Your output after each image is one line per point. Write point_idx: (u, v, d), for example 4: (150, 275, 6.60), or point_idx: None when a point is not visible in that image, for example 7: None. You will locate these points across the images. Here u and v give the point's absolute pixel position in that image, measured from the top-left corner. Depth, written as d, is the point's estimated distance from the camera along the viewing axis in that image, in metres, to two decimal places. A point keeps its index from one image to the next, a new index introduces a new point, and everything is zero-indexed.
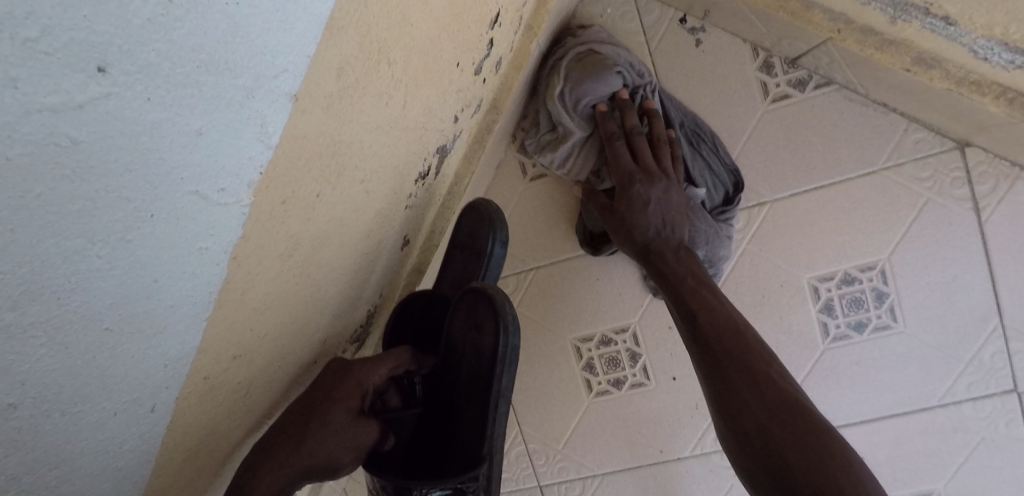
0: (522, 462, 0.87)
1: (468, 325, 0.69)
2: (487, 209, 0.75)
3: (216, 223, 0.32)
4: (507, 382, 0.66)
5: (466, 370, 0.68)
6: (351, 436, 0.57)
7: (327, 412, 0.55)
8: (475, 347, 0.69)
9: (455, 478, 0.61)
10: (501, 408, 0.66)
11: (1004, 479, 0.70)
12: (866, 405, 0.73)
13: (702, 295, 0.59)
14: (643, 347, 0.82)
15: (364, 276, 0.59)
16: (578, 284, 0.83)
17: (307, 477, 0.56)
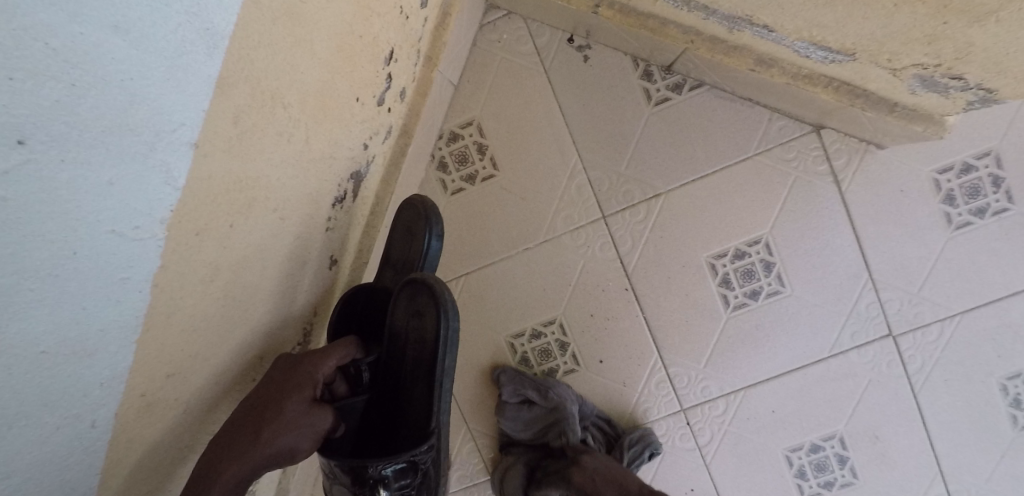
0: (473, 457, 0.96)
1: (409, 313, 0.76)
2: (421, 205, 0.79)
3: (134, 257, 0.37)
4: (450, 361, 0.73)
5: (410, 354, 0.76)
6: (306, 423, 0.64)
7: (282, 401, 0.63)
8: (417, 333, 0.76)
9: (408, 452, 0.70)
10: (446, 385, 0.73)
11: (891, 411, 0.83)
12: (768, 364, 0.85)
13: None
14: (570, 336, 0.89)
15: (292, 294, 0.66)
16: (505, 281, 0.90)
17: (267, 465, 0.62)
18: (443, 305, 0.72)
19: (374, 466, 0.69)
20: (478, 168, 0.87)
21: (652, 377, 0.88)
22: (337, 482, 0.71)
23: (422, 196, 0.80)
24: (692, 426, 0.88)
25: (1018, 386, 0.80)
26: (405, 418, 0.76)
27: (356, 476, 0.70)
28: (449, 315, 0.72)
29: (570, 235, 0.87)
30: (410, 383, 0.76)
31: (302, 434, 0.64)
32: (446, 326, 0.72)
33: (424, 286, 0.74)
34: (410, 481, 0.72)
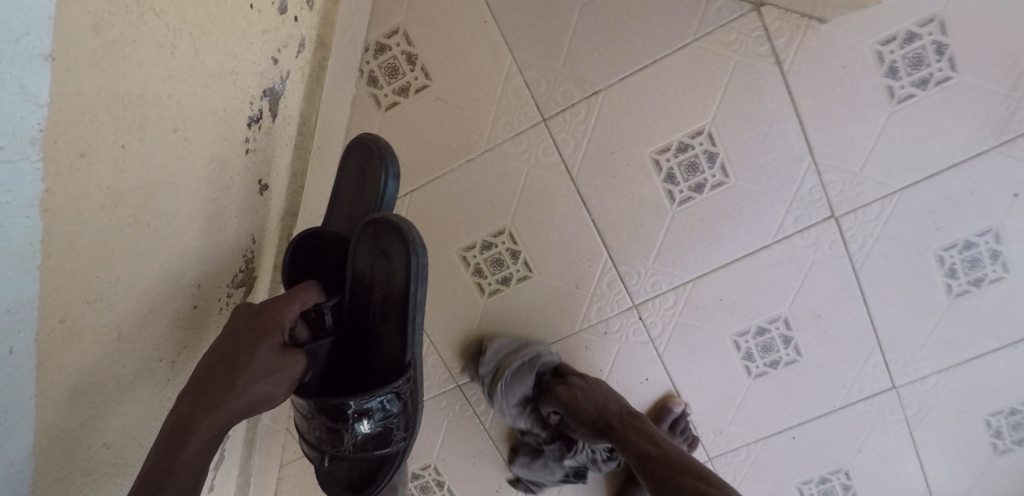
0: (439, 368, 0.98)
1: (374, 252, 0.75)
2: (377, 146, 0.76)
3: (9, 180, 0.36)
4: (421, 295, 0.74)
5: (379, 293, 0.77)
6: (281, 366, 0.65)
7: (250, 350, 0.63)
8: (383, 271, 0.76)
9: (389, 385, 0.74)
10: (419, 318, 0.75)
11: (830, 288, 0.88)
12: (715, 255, 0.87)
13: (630, 429, 0.80)
14: (520, 244, 0.89)
15: (224, 224, 0.63)
16: (448, 196, 0.88)
17: (246, 412, 0.63)
18: (410, 242, 0.72)
19: (357, 401, 0.72)
20: (409, 80, 0.83)
21: (603, 277, 0.89)
22: (316, 423, 0.73)
23: (372, 138, 0.78)
24: (644, 320, 0.91)
25: (953, 255, 0.85)
26: (376, 353, 0.78)
27: (336, 414, 0.73)
28: (417, 251, 0.72)
29: (512, 142, 0.84)
30: (380, 319, 0.78)
31: (279, 380, 0.65)
32: (415, 262, 0.72)
33: (391, 225, 0.73)
34: (393, 412, 0.75)
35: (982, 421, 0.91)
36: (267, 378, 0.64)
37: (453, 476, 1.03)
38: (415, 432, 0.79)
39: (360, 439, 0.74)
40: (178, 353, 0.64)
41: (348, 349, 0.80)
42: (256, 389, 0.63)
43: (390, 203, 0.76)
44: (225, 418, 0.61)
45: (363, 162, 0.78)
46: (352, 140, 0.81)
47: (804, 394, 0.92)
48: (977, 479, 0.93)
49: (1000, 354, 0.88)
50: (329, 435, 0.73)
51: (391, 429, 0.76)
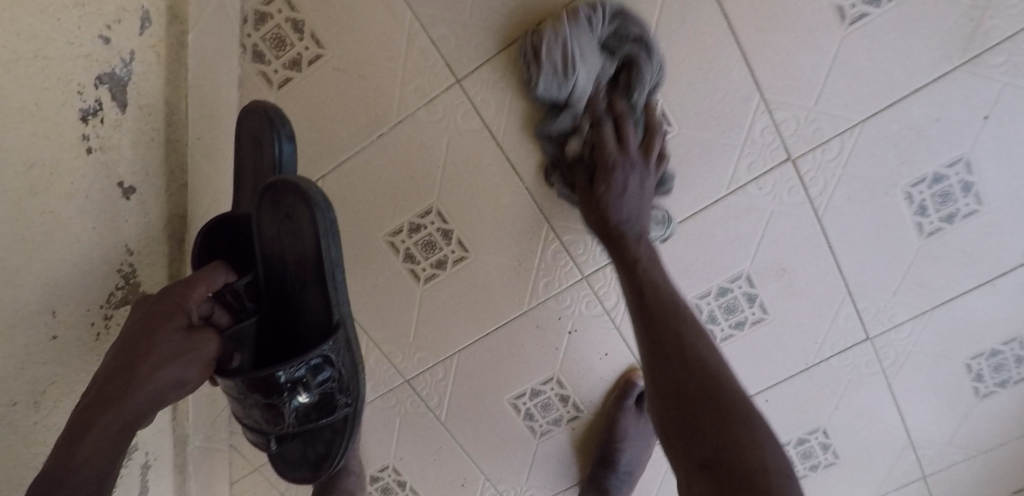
0: (383, 366, 0.89)
1: (276, 217, 0.66)
2: (263, 110, 0.67)
3: None
4: (336, 250, 0.66)
5: (291, 259, 0.69)
6: (190, 350, 0.60)
7: (152, 334, 0.58)
8: (291, 234, 0.67)
9: (318, 349, 0.66)
10: (338, 275, 0.67)
11: (792, 239, 0.80)
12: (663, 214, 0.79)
13: (681, 332, 0.67)
14: (451, 223, 0.80)
15: (72, 235, 0.55)
16: (367, 177, 0.78)
17: (159, 401, 0.60)
18: (309, 198, 0.63)
19: (286, 371, 0.65)
20: (299, 50, 0.71)
21: (547, 248, 0.81)
22: (250, 402, 0.67)
23: (258, 101, 0.68)
24: (597, 292, 0.83)
25: (922, 191, 0.77)
26: (302, 322, 0.70)
27: (267, 388, 0.66)
28: (318, 203, 0.63)
29: (427, 109, 0.74)
30: (299, 286, 0.70)
31: (190, 363, 0.60)
32: (319, 218, 0.63)
33: (286, 185, 0.63)
34: (329, 377, 0.68)
35: (963, 366, 0.85)
36: (175, 364, 0.59)
37: (414, 474, 0.95)
38: (361, 395, 0.72)
39: (302, 409, 0.68)
40: (42, 392, 0.57)
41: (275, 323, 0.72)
42: (163, 375, 0.59)
43: (288, 164, 0.67)
44: (131, 409, 0.58)
45: (255, 130, 0.68)
46: (245, 106, 0.70)
47: (776, 353, 0.85)
48: (960, 423, 0.88)
49: (978, 293, 0.82)
50: (268, 411, 0.67)
51: (332, 395, 0.69)
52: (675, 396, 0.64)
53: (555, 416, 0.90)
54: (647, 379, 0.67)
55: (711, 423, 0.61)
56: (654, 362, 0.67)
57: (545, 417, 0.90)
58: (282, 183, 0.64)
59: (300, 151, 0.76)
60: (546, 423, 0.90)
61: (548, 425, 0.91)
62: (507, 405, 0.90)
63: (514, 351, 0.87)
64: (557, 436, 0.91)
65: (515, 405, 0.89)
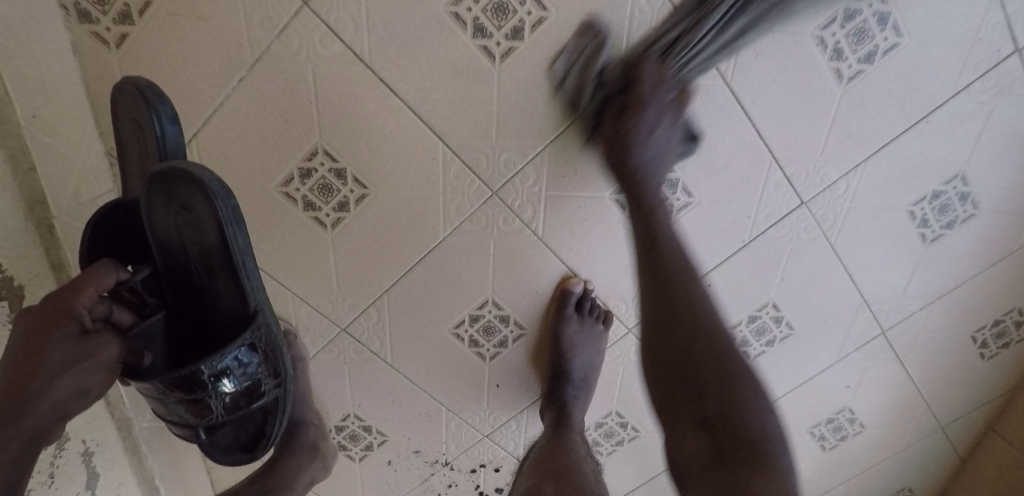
0: (317, 319, 0.85)
1: (172, 208, 0.63)
2: (136, 86, 0.61)
3: None
4: (242, 238, 0.64)
5: (195, 249, 0.66)
6: (86, 355, 0.60)
7: (43, 344, 0.58)
8: (189, 223, 0.64)
9: (240, 340, 0.65)
10: (249, 262, 0.65)
11: (706, 115, 0.75)
12: (560, 108, 0.74)
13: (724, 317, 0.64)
14: (342, 160, 0.75)
15: None
16: (240, 128, 0.73)
17: (60, 411, 0.60)
18: (207, 187, 0.59)
19: (209, 364, 0.64)
20: (126, 1, 0.65)
21: (448, 169, 0.76)
22: (172, 400, 0.65)
23: (131, 78, 0.62)
24: (513, 205, 0.79)
25: (834, 32, 0.71)
26: (216, 314, 0.70)
27: (189, 383, 0.64)
28: (217, 194, 0.60)
29: (281, 42, 0.68)
30: (208, 276, 0.68)
31: (88, 370, 0.60)
32: (221, 208, 0.60)
33: (177, 176, 0.59)
34: (254, 363, 0.67)
35: (907, 214, 0.81)
36: (71, 372, 0.59)
37: (376, 417, 0.92)
38: (288, 374, 0.71)
39: (230, 401, 0.67)
40: None
41: (188, 315, 0.71)
42: (60, 386, 0.59)
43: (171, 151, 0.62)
44: (30, 424, 0.57)
45: (131, 110, 0.63)
46: (118, 82, 0.63)
47: (709, 235, 0.82)
48: (913, 274, 0.85)
49: (912, 134, 0.77)
50: (192, 407, 0.66)
51: (259, 381, 0.68)
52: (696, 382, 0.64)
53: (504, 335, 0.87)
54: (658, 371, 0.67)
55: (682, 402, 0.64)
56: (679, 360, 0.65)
57: (493, 336, 0.87)
58: (172, 173, 0.59)
59: None
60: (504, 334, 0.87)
61: (501, 341, 0.87)
62: (450, 336, 0.87)
63: (443, 283, 0.83)
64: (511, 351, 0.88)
65: (456, 334, 0.86)
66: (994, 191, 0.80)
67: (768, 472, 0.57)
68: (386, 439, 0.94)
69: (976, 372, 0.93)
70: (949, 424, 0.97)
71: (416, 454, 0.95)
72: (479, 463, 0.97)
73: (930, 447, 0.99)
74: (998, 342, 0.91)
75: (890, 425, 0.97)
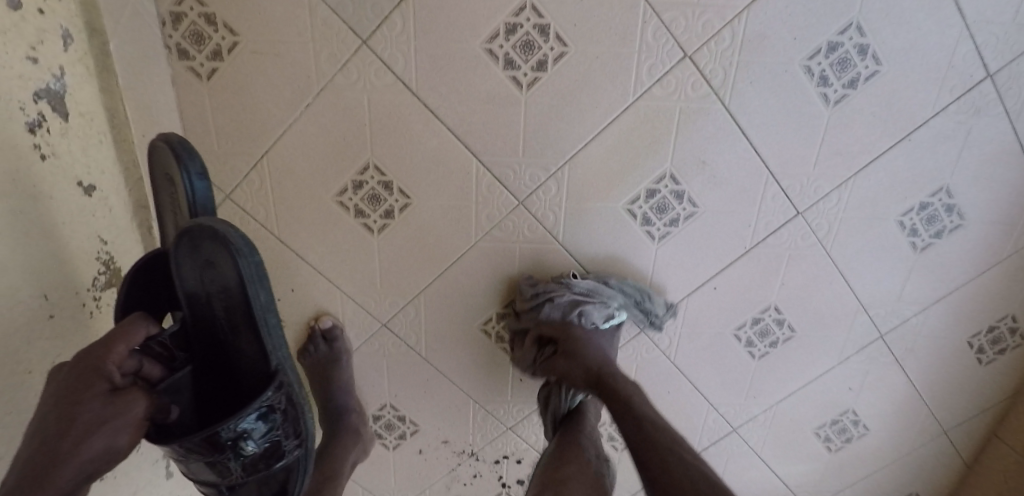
0: (362, 316, 0.96)
1: (200, 264, 0.73)
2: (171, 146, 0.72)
3: None
4: (263, 297, 0.73)
5: (222, 305, 0.76)
6: (114, 414, 0.62)
7: (74, 404, 0.60)
8: (216, 280, 0.74)
9: (258, 402, 0.72)
10: (269, 320, 0.74)
11: (707, 135, 0.85)
12: (579, 129, 0.85)
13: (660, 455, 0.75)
14: (389, 174, 0.87)
15: (48, 229, 0.67)
16: (306, 145, 0.85)
17: (91, 472, 0.61)
18: (232, 245, 0.69)
19: (229, 427, 0.70)
20: (218, 41, 0.79)
21: (480, 182, 0.88)
22: (193, 461, 0.71)
23: (167, 137, 0.74)
24: (536, 214, 0.90)
25: (820, 62, 0.81)
26: (241, 365, 0.78)
27: (211, 445, 0.70)
28: (243, 254, 0.70)
29: (343, 74, 0.81)
30: (233, 330, 0.77)
31: (117, 429, 0.62)
32: (244, 264, 0.70)
33: (206, 233, 0.69)
34: (271, 425, 0.74)
35: (897, 224, 0.90)
36: (100, 431, 0.61)
37: (411, 408, 1.01)
38: (307, 433, 0.79)
39: (248, 461, 0.74)
40: (52, 362, 0.69)
41: (213, 369, 0.78)
42: (90, 444, 0.60)
43: (201, 202, 0.72)
44: (60, 486, 0.58)
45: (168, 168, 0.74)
46: (155, 139, 0.76)
47: (713, 243, 0.91)
48: (906, 281, 0.94)
49: (897, 150, 0.86)
50: (212, 467, 0.72)
51: (279, 440, 0.76)
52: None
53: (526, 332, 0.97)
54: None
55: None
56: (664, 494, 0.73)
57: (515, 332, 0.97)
58: (200, 229, 0.69)
59: (238, 136, 0.84)
60: None
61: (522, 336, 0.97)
62: (479, 332, 0.97)
63: (473, 284, 0.94)
64: None
65: (484, 331, 0.97)
66: (976, 203, 0.89)
67: None
68: (419, 429, 1.03)
69: (973, 379, 0.99)
70: (951, 428, 1.03)
71: (445, 445, 1.04)
72: (503, 454, 1.05)
73: (935, 452, 1.04)
74: (995, 348, 0.97)
75: (893, 427, 1.03)
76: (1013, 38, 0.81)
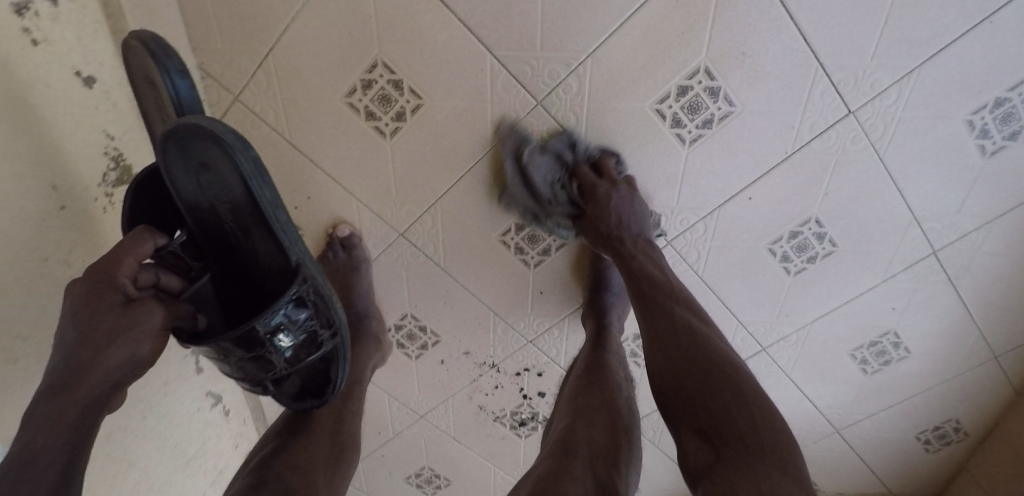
0: (376, 224, 0.93)
1: (191, 168, 0.68)
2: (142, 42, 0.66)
3: None
4: (268, 192, 0.70)
5: (225, 208, 0.71)
6: (133, 323, 0.62)
7: (91, 316, 0.60)
8: (212, 182, 0.69)
9: (288, 294, 0.72)
10: (279, 213, 0.71)
11: (750, 20, 0.76)
12: (604, 16, 0.77)
13: (660, 308, 0.77)
14: (399, 72, 0.82)
15: (49, 121, 0.65)
16: (310, 40, 0.80)
17: (116, 384, 0.62)
18: (225, 141, 0.65)
19: (263, 322, 0.70)
20: None
21: (496, 79, 0.81)
22: (235, 358, 0.72)
23: (138, 37, 0.68)
24: (555, 115, 0.84)
25: None
26: (258, 267, 0.76)
27: (248, 342, 0.71)
28: (236, 149, 0.66)
29: None
30: (243, 233, 0.73)
31: (137, 339, 0.62)
32: (241, 159, 0.66)
33: (197, 132, 0.64)
34: (304, 316, 0.74)
35: (965, 123, 0.81)
36: (116, 345, 0.61)
37: (431, 319, 0.99)
38: (341, 324, 0.78)
39: (289, 353, 0.75)
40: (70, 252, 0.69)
41: (234, 271, 0.76)
42: (111, 355, 0.61)
43: (186, 102, 0.67)
44: (86, 394, 0.59)
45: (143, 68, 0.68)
46: (125, 40, 0.70)
47: (749, 146, 0.83)
48: (970, 190, 0.85)
49: (973, 36, 0.76)
50: (255, 362, 0.73)
51: (315, 331, 0.76)
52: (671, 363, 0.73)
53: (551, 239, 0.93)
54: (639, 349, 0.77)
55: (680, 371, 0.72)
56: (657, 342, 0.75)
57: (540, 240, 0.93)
58: (186, 130, 0.64)
59: (240, 31, 0.80)
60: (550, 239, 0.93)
61: (546, 244, 0.93)
62: (496, 243, 0.93)
63: (489, 190, 0.89)
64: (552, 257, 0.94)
65: (503, 241, 0.92)
66: None
67: (749, 453, 0.64)
68: (440, 340, 1.01)
69: None
70: (1002, 354, 0.95)
71: (467, 356, 1.02)
72: (524, 367, 1.02)
73: (980, 379, 0.98)
74: None
75: (939, 351, 0.96)
76: None
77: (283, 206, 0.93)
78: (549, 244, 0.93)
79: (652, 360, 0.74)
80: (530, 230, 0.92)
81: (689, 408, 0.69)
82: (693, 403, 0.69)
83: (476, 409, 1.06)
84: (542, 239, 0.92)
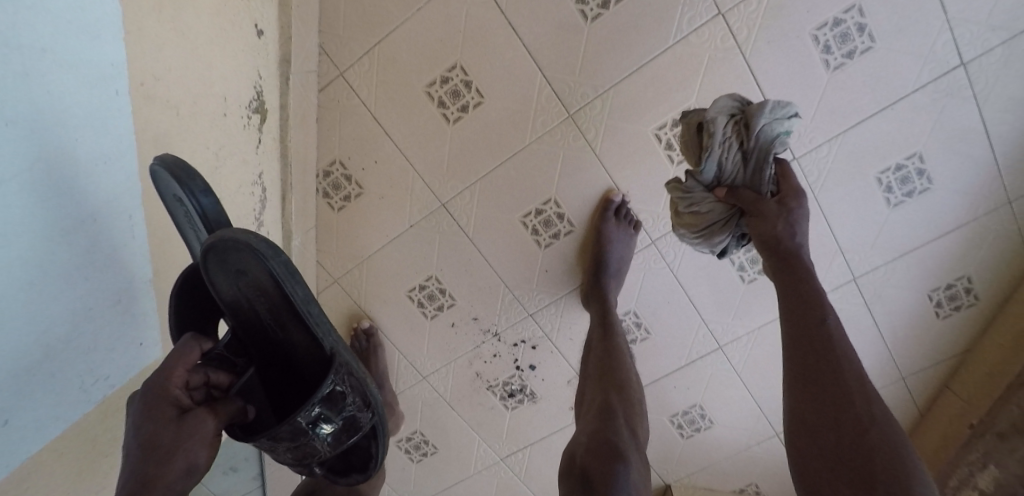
0: (425, 194, 1.15)
1: (232, 276, 0.80)
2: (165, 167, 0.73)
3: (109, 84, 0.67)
4: (298, 289, 0.81)
5: (262, 307, 0.83)
6: (190, 435, 0.70)
7: (149, 434, 0.68)
8: (249, 284, 0.81)
9: (327, 384, 0.83)
10: (310, 308, 0.84)
11: (729, 80, 1.07)
12: (628, 60, 1.06)
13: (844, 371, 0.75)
14: (471, 74, 1.08)
15: (232, 50, 0.89)
16: (409, 40, 1.07)
17: (182, 485, 0.69)
18: (258, 250, 0.77)
19: (308, 416, 0.81)
20: None
21: (542, 93, 1.09)
22: (283, 447, 0.83)
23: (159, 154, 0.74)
24: (581, 127, 1.10)
25: (826, 33, 1.02)
26: (295, 355, 0.87)
27: (295, 433, 0.82)
28: (269, 256, 0.78)
29: None
30: (280, 327, 0.85)
31: (194, 445, 0.70)
32: (274, 263, 0.78)
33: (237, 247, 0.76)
34: (342, 402, 0.86)
35: (875, 179, 1.10)
36: (180, 451, 0.68)
37: (451, 283, 1.20)
38: (377, 402, 0.91)
39: (332, 436, 0.86)
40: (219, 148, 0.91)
41: (272, 362, 0.88)
42: (175, 462, 0.68)
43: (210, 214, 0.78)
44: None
45: (167, 186, 0.76)
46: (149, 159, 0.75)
47: None
48: (880, 231, 1.13)
49: (880, 116, 1.07)
50: (302, 449, 0.84)
51: (353, 413, 0.88)
52: (838, 425, 0.72)
53: (562, 225, 1.16)
54: (802, 398, 0.76)
55: (855, 436, 0.71)
56: (828, 402, 0.74)
57: (555, 224, 1.16)
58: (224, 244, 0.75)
59: (359, 25, 1.07)
60: (561, 225, 1.16)
61: (559, 229, 1.16)
62: (518, 223, 1.15)
63: (520, 178, 1.13)
64: (562, 242, 1.17)
65: (524, 222, 1.15)
66: (944, 172, 1.09)
67: None
68: (454, 303, 1.22)
69: (931, 326, 1.18)
70: (909, 375, 1.22)
71: (473, 321, 1.23)
72: (521, 338, 1.23)
73: (892, 394, 1.24)
74: (951, 304, 1.16)
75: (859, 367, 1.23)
76: (987, 37, 1.01)
77: (352, 167, 1.15)
78: (560, 230, 1.16)
79: (805, 421, 0.74)
80: (545, 216, 1.15)
81: (862, 480, 0.69)
82: (868, 473, 0.69)
83: (473, 375, 1.26)
84: (555, 224, 1.16)
